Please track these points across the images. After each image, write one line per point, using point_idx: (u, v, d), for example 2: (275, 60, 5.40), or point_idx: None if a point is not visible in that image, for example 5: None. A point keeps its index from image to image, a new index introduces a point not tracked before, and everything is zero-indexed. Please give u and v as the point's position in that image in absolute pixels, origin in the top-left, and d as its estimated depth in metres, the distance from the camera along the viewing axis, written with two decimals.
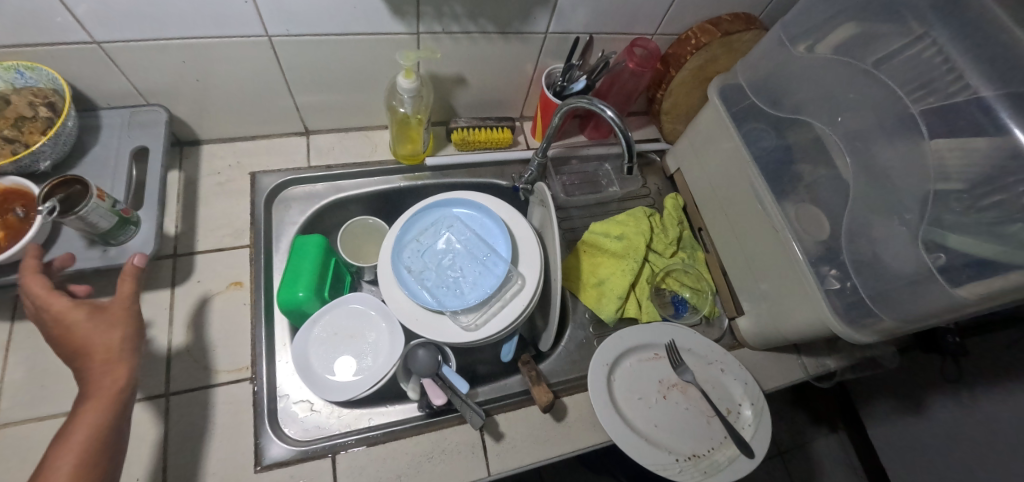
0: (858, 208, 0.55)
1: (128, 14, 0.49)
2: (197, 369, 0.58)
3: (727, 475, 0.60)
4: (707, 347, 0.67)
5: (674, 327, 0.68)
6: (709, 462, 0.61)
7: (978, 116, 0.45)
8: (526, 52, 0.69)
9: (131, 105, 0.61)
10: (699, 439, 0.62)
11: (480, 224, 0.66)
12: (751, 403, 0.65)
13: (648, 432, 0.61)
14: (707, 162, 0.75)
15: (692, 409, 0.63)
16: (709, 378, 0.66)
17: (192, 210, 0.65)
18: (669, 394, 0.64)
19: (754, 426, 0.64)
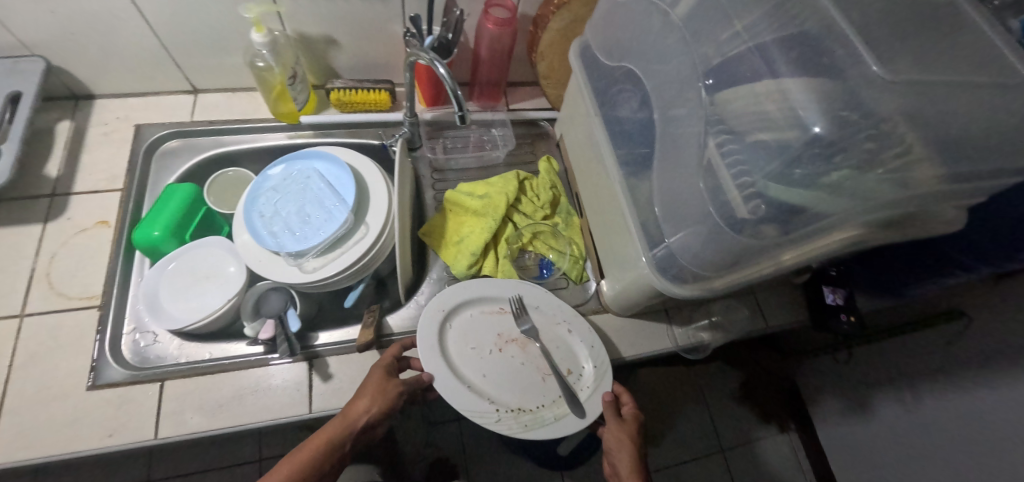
0: (665, 162, 0.54)
1: None
2: (53, 296, 0.62)
3: (550, 432, 0.60)
4: (554, 308, 0.67)
5: (522, 285, 0.69)
6: (533, 417, 0.60)
7: (757, 65, 0.44)
8: (391, 13, 0.71)
9: (16, 56, 0.66)
10: (528, 394, 0.62)
11: (335, 176, 0.69)
12: (593, 366, 0.64)
13: (474, 381, 0.61)
14: (577, 126, 0.75)
15: (526, 364, 0.63)
16: (553, 337, 0.66)
17: (75, 156, 0.70)
18: (507, 348, 0.65)
19: (590, 387, 0.62)
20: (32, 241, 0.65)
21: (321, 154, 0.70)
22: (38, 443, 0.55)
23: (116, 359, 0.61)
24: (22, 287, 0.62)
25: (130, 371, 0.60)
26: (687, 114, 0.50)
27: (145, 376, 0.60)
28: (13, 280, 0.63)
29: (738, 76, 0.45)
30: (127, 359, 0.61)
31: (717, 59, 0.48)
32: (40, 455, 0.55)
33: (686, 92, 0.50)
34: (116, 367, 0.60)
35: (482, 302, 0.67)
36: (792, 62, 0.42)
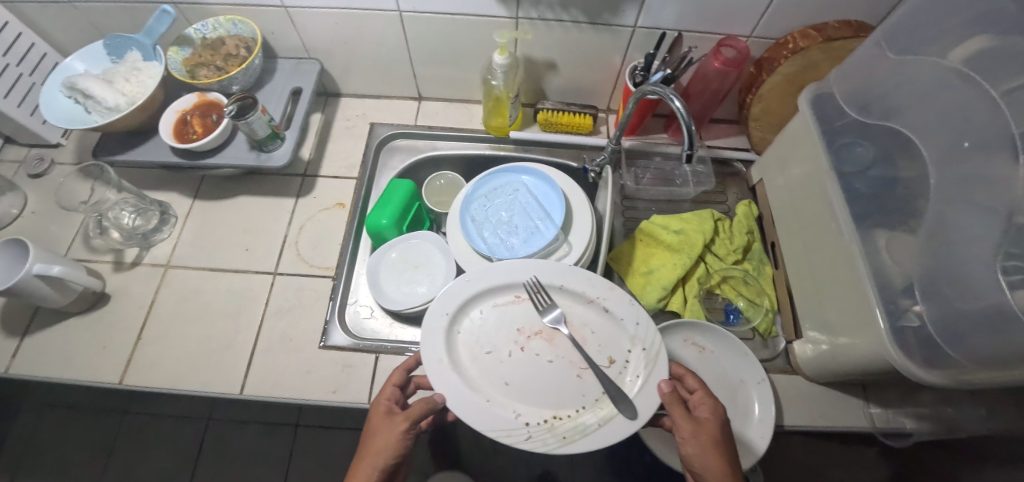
0: (932, 231, 0.49)
1: None
2: (299, 261, 0.73)
3: (595, 441, 0.49)
4: (608, 299, 0.56)
5: (586, 279, 0.57)
6: (573, 426, 0.50)
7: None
8: (615, 44, 0.74)
9: (298, 58, 0.79)
10: (564, 397, 0.52)
11: (542, 192, 0.72)
12: (643, 348, 0.53)
13: (496, 390, 0.53)
14: (788, 173, 0.72)
15: (558, 363, 0.54)
16: (579, 320, 0.57)
17: (323, 144, 0.82)
18: (530, 344, 0.56)
19: (641, 379, 0.51)
20: (287, 211, 0.76)
21: (530, 170, 0.74)
22: (281, 386, 0.64)
23: (341, 326, 0.69)
24: (277, 249, 0.74)
25: (351, 339, 0.68)
26: (979, 181, 0.45)
27: (364, 347, 0.67)
28: (271, 242, 0.74)
29: None
30: (348, 328, 0.70)
31: None
32: (280, 397, 0.64)
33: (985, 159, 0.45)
34: (342, 334, 0.68)
35: (492, 293, 0.59)
36: None
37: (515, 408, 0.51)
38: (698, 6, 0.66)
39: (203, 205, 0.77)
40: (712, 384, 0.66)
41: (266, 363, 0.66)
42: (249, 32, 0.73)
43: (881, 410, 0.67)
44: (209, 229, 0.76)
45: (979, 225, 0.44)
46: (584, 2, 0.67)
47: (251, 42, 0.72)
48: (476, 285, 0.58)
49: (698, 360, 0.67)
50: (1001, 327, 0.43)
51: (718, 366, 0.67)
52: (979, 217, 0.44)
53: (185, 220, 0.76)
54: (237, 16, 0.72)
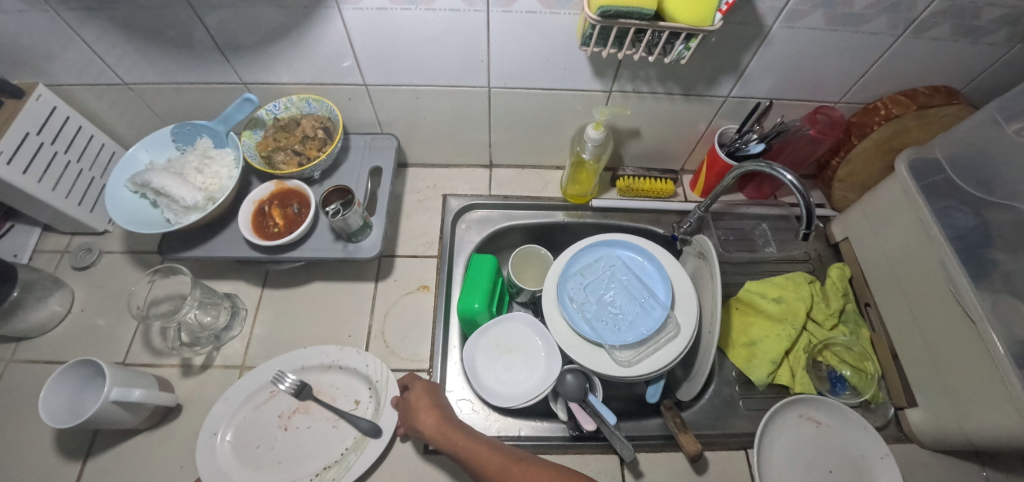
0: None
1: (402, 62, 0.64)
2: (391, 355, 0.68)
3: (359, 471, 0.58)
4: (343, 360, 0.64)
5: (317, 349, 0.65)
6: (339, 468, 0.59)
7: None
8: (703, 112, 0.73)
9: (371, 133, 0.76)
10: (349, 450, 0.60)
11: (641, 267, 0.71)
12: (377, 381, 0.64)
13: (320, 473, 0.59)
14: (882, 235, 0.71)
15: (315, 428, 0.61)
16: (329, 382, 0.64)
17: (396, 221, 0.78)
18: (294, 422, 0.62)
19: (355, 404, 0.63)
20: (368, 298, 0.72)
21: (625, 244, 0.72)
22: None
23: None
24: (362, 342, 0.69)
25: None
26: None
27: None
28: (355, 334, 0.69)
29: None
30: None
31: None
32: None
33: None
34: None
35: (249, 394, 0.63)
36: None
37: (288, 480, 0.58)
38: (793, 76, 0.67)
39: (274, 293, 0.72)
40: (837, 463, 0.64)
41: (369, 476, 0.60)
42: (325, 111, 0.69)
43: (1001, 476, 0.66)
44: (282, 322, 0.70)
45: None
46: (682, 75, 0.66)
47: (329, 122, 0.69)
48: (235, 397, 0.62)
49: (816, 436, 0.66)
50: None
51: (838, 442, 0.65)
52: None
53: (255, 312, 0.71)
54: (311, 94, 0.68)
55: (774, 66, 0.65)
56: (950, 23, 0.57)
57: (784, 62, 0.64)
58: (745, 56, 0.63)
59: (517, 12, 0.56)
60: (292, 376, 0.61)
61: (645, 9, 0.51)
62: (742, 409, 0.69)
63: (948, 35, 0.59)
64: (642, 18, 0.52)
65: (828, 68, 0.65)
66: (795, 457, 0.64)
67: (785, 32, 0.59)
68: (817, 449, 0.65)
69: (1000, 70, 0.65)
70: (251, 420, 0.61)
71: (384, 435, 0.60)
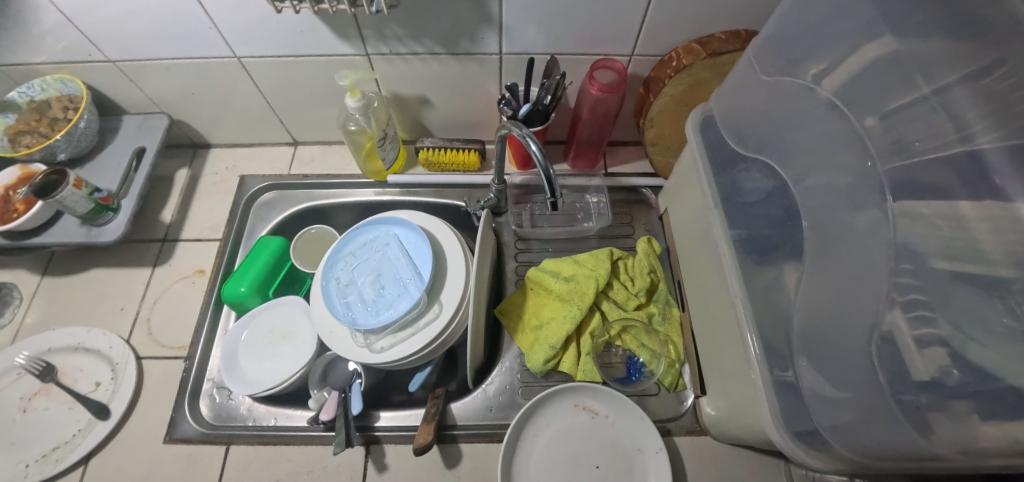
0: (806, 274, 0.42)
1: (129, 40, 0.59)
2: (150, 342, 0.65)
3: (83, 453, 0.57)
4: (89, 342, 0.64)
5: (65, 332, 0.64)
6: (65, 448, 0.57)
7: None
8: (485, 74, 0.66)
9: (149, 113, 0.71)
10: (81, 431, 0.58)
11: (413, 246, 0.65)
12: (119, 363, 0.63)
13: (44, 455, 0.57)
14: (685, 204, 0.63)
15: (48, 411, 0.59)
16: (74, 364, 0.63)
17: (187, 203, 0.75)
18: (33, 405, 0.60)
19: (97, 384, 0.61)
20: (141, 284, 0.69)
21: (402, 220, 0.67)
22: None
23: (193, 412, 0.61)
24: (125, 330, 0.66)
25: (204, 428, 0.60)
26: (858, 219, 0.37)
27: (216, 437, 0.59)
28: (119, 321, 0.67)
29: (956, 190, 0.32)
30: (203, 414, 0.62)
31: (913, 153, 0.34)
32: None
33: (860, 195, 0.37)
34: (192, 424, 0.60)
35: None
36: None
37: (12, 460, 0.56)
38: (562, 27, 0.59)
39: (52, 282, 0.69)
40: (607, 457, 0.57)
41: (105, 468, 0.57)
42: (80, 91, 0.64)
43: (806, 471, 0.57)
44: (50, 311, 0.67)
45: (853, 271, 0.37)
46: (434, 31, 0.59)
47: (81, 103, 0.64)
48: None
49: (589, 427, 0.59)
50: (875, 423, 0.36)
51: (612, 434, 0.58)
52: (850, 263, 0.38)
53: (29, 301, 0.68)
54: (66, 74, 0.63)
55: (532, 16, 0.57)
56: None
57: (543, 10, 0.56)
58: (491, 5, 0.55)
59: None
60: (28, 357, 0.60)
61: None
62: (519, 400, 0.63)
63: None
64: None
65: (597, 12, 0.56)
66: (559, 450, 0.57)
67: None
68: (587, 442, 0.58)
69: None
70: None
71: (115, 415, 0.59)
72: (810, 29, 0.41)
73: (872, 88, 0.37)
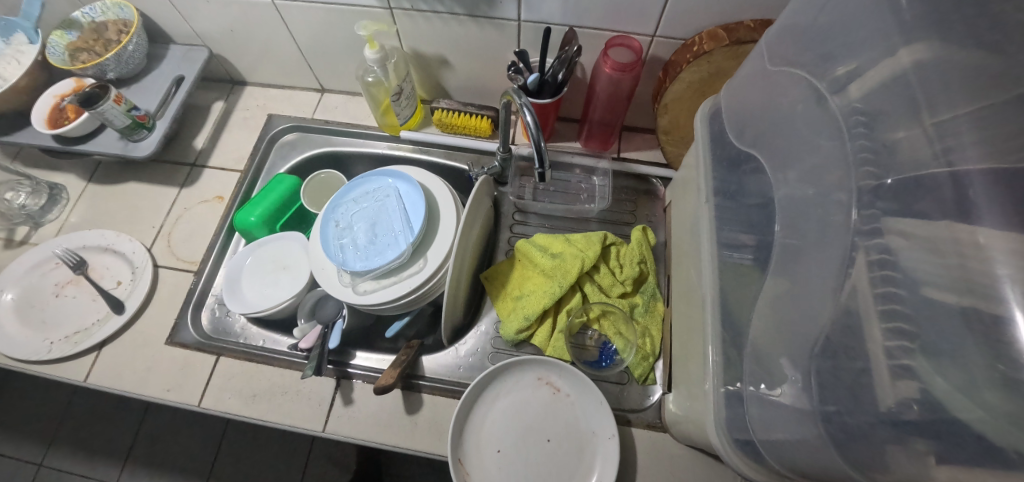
0: (781, 278, 0.40)
1: None
2: (168, 254, 0.72)
3: (98, 340, 0.65)
4: (117, 245, 0.71)
5: (97, 232, 0.72)
6: (84, 333, 0.65)
7: (956, 209, 0.27)
8: (504, 40, 0.66)
9: (193, 44, 0.77)
10: (99, 321, 0.66)
11: (410, 200, 0.67)
12: (138, 267, 0.70)
13: (69, 336, 0.65)
14: (685, 196, 0.61)
15: (76, 298, 0.67)
16: (103, 263, 0.71)
17: (218, 134, 0.81)
18: (66, 292, 0.69)
19: (118, 283, 0.69)
20: (169, 201, 0.76)
21: (404, 175, 0.69)
22: (117, 379, 0.63)
23: (193, 322, 0.67)
24: (149, 239, 0.73)
25: (200, 337, 0.66)
26: (841, 224, 0.34)
27: (209, 347, 0.65)
28: (145, 231, 0.74)
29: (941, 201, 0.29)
30: (202, 325, 0.68)
31: (912, 162, 0.31)
32: (118, 387, 0.63)
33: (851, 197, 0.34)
34: (191, 332, 0.66)
35: (38, 261, 0.70)
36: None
37: (42, 335, 0.65)
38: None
39: (96, 189, 0.78)
40: (559, 434, 0.58)
41: (115, 356, 0.65)
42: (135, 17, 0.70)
43: None
44: (92, 213, 0.76)
45: (825, 278, 0.35)
46: None
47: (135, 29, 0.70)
48: (22, 263, 0.70)
49: (548, 402, 0.59)
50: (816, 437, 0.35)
51: (569, 413, 0.58)
52: (824, 269, 0.35)
53: (76, 202, 0.76)
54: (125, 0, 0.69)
55: None
56: None
57: None
58: None
59: None
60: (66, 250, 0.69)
61: None
62: (487, 364, 0.64)
63: None
64: None
65: None
66: (514, 419, 0.59)
67: None
68: (543, 415, 0.59)
69: None
70: (30, 282, 0.69)
71: (127, 312, 0.66)
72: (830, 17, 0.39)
73: (878, 84, 0.34)
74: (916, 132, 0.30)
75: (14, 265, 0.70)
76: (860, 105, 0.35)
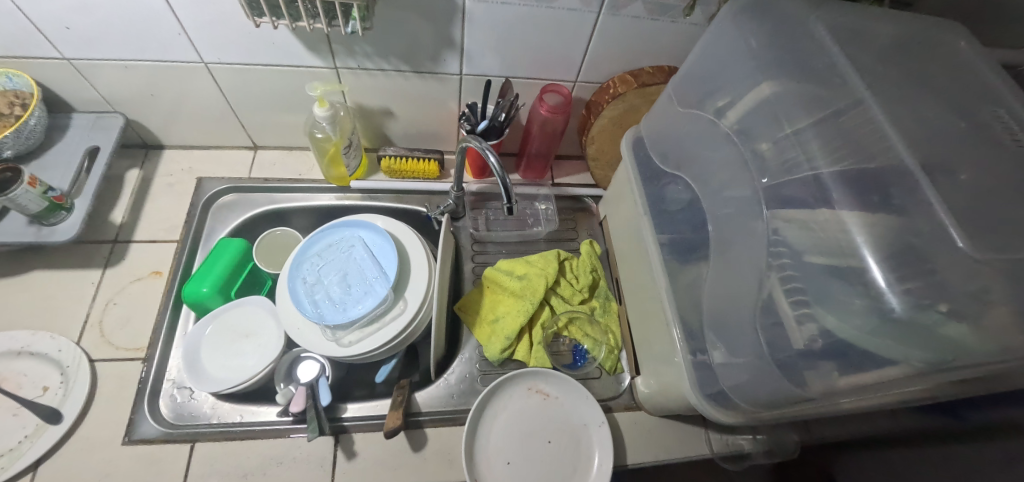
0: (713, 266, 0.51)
1: (98, 38, 0.61)
2: (103, 344, 0.65)
3: (33, 458, 0.57)
4: (34, 345, 0.63)
5: (5, 335, 0.63)
6: (11, 456, 0.57)
7: (817, 197, 0.41)
8: (447, 91, 0.73)
9: (100, 112, 0.71)
10: (29, 437, 0.58)
11: (378, 246, 0.70)
12: (68, 366, 0.62)
13: None
14: (620, 211, 0.74)
15: None
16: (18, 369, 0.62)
17: (140, 204, 0.74)
18: None
19: (45, 388, 0.61)
20: (92, 286, 0.68)
21: (367, 222, 0.71)
22: None
23: (154, 413, 0.62)
24: (75, 334, 0.65)
25: (166, 428, 0.61)
26: (744, 223, 0.47)
27: (179, 436, 0.60)
28: (67, 325, 0.65)
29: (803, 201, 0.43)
30: (163, 415, 0.62)
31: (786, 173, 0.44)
32: None
33: (746, 202, 0.48)
34: (153, 424, 0.61)
35: None
36: (853, 196, 0.39)
37: None
38: (516, 55, 0.68)
39: None
40: (557, 433, 0.65)
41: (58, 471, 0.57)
42: (28, 87, 0.65)
43: (719, 435, 0.69)
44: None
45: (741, 263, 0.47)
46: (402, 51, 0.65)
47: (30, 98, 0.64)
48: None
49: (541, 407, 0.66)
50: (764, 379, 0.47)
51: (560, 412, 0.66)
52: (740, 257, 0.48)
53: None
54: (11, 69, 0.63)
55: (491, 42, 0.65)
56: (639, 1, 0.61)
57: (500, 40, 0.65)
58: (455, 31, 0.63)
59: None
60: None
61: None
62: (479, 386, 0.69)
63: (644, 13, 0.62)
64: None
65: (547, 43, 0.66)
66: (515, 429, 0.65)
67: (480, 7, 0.60)
68: (540, 421, 0.66)
69: None
70: None
71: (67, 420, 0.59)
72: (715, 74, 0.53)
73: (755, 112, 0.49)
74: (784, 156, 0.45)
75: None
76: (744, 140, 0.49)
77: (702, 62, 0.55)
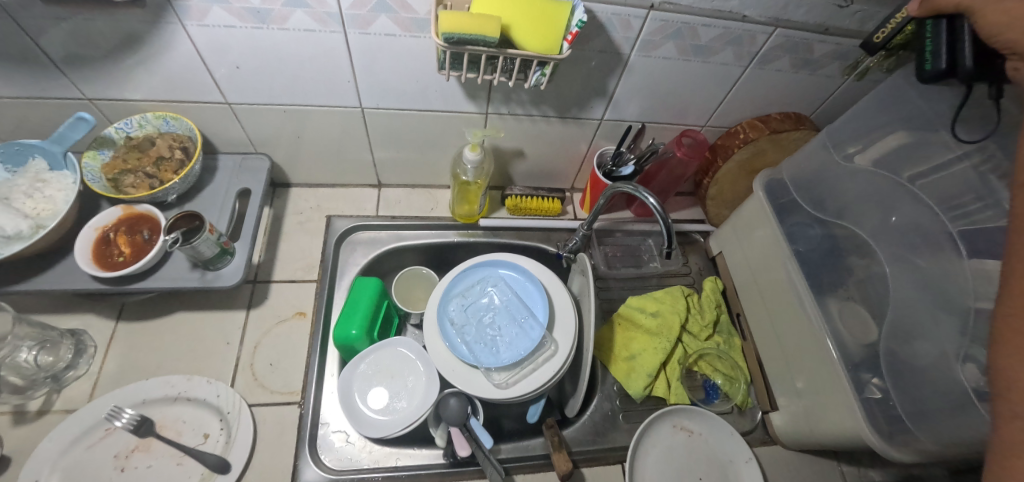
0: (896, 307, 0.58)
1: (270, 84, 0.63)
2: (257, 388, 0.65)
3: None
4: (192, 391, 0.62)
5: (162, 381, 0.62)
6: None
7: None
8: (582, 134, 0.75)
9: (243, 153, 0.72)
10: None
11: (522, 286, 0.72)
12: (228, 413, 0.61)
13: None
14: (746, 249, 0.77)
15: (156, 466, 0.57)
16: (177, 414, 0.61)
17: (274, 243, 0.74)
18: (133, 462, 0.58)
19: (208, 435, 0.60)
20: (238, 328, 0.68)
21: (507, 263, 0.73)
22: None
23: (314, 459, 0.61)
24: (228, 377, 0.65)
25: (327, 474, 0.60)
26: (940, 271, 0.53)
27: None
28: (219, 368, 0.65)
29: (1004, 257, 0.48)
30: (322, 460, 0.61)
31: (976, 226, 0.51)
32: None
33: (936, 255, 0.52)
34: (315, 470, 0.60)
35: (87, 432, 0.58)
36: None
37: None
38: (659, 103, 0.71)
39: (128, 327, 0.67)
40: (707, 471, 0.66)
41: None
42: (185, 129, 0.66)
43: (852, 468, 0.71)
44: (140, 357, 0.65)
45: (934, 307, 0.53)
46: (555, 99, 0.68)
47: (189, 142, 0.65)
48: (63, 434, 0.57)
49: (688, 444, 0.68)
50: (958, 407, 0.52)
51: (707, 449, 0.68)
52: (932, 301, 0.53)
53: (107, 347, 0.65)
54: (169, 112, 0.65)
55: (640, 91, 0.68)
56: (787, 56, 0.65)
57: (649, 89, 0.68)
58: (611, 81, 0.66)
59: (376, 35, 0.57)
60: (131, 410, 0.58)
61: (488, 35, 0.49)
62: (621, 423, 0.71)
63: (789, 66, 0.67)
64: (487, 44, 0.51)
65: (690, 92, 0.70)
66: (667, 465, 0.66)
67: (643, 61, 0.64)
68: (689, 458, 0.67)
69: (838, 97, 0.73)
70: (80, 461, 0.56)
71: (234, 469, 0.58)
72: (876, 131, 0.61)
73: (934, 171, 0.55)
74: (976, 214, 0.50)
75: (48, 448, 0.56)
76: None
77: (865, 117, 0.61)
